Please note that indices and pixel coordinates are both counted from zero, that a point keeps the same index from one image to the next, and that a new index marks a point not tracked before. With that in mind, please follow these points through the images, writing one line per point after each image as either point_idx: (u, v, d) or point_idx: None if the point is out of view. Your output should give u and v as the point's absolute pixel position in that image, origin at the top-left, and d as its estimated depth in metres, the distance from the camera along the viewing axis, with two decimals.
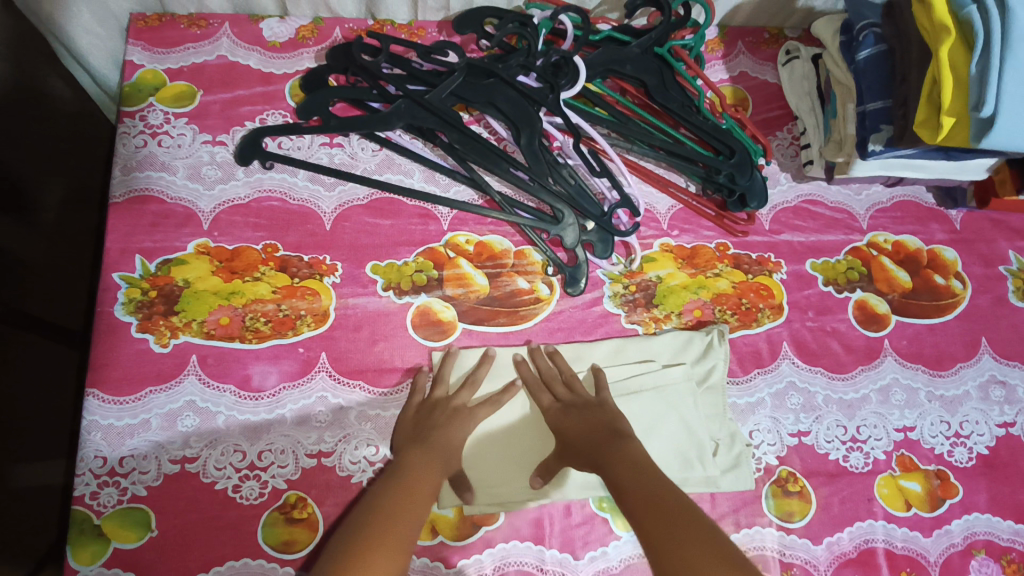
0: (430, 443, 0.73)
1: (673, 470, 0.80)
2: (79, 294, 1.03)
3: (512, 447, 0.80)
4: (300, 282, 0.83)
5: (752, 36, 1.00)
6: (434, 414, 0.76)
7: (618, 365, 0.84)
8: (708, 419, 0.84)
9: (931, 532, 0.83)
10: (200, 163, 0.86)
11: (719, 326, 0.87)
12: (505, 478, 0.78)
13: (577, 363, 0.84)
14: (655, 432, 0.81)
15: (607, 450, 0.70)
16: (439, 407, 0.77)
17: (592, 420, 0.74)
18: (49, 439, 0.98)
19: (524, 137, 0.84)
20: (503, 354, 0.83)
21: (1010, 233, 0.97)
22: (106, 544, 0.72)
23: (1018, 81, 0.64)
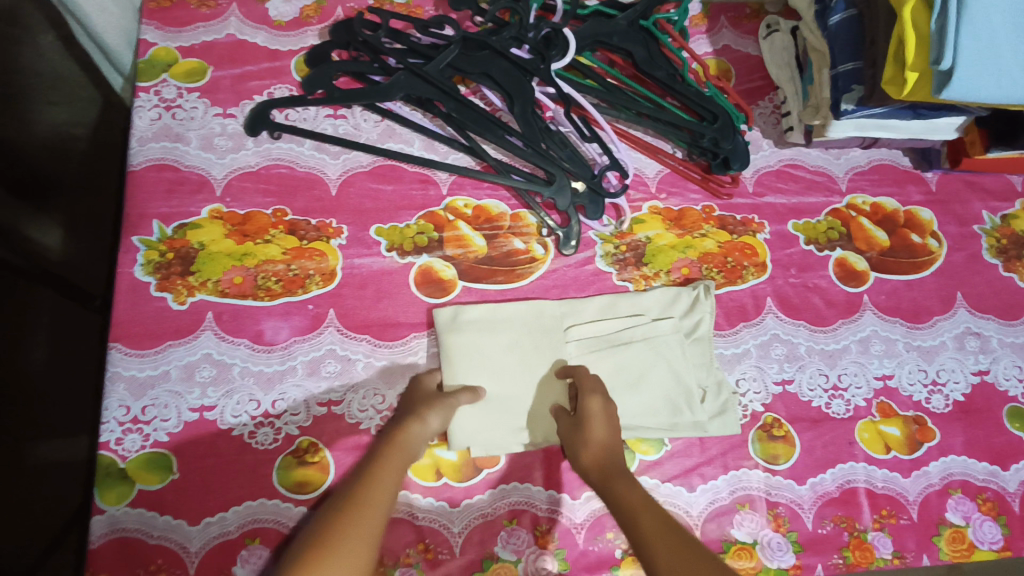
0: (397, 440, 0.71)
1: (662, 415, 0.85)
2: (102, 268, 1.13)
3: (507, 394, 0.84)
4: (308, 244, 0.88)
5: (735, 11, 1.05)
6: (412, 408, 0.77)
7: (610, 319, 0.89)
8: (696, 368, 0.88)
9: (909, 473, 0.88)
10: (212, 134, 0.91)
11: (706, 282, 0.91)
12: (501, 422, 0.83)
13: (567, 318, 0.89)
14: (644, 380, 0.86)
15: (617, 478, 0.69)
16: (417, 402, 0.78)
17: (606, 438, 0.74)
18: (75, 417, 1.06)
19: (517, 106, 0.89)
20: (503, 308, 0.87)
21: (983, 194, 1.02)
22: (131, 486, 0.77)
23: (973, 36, 0.68)
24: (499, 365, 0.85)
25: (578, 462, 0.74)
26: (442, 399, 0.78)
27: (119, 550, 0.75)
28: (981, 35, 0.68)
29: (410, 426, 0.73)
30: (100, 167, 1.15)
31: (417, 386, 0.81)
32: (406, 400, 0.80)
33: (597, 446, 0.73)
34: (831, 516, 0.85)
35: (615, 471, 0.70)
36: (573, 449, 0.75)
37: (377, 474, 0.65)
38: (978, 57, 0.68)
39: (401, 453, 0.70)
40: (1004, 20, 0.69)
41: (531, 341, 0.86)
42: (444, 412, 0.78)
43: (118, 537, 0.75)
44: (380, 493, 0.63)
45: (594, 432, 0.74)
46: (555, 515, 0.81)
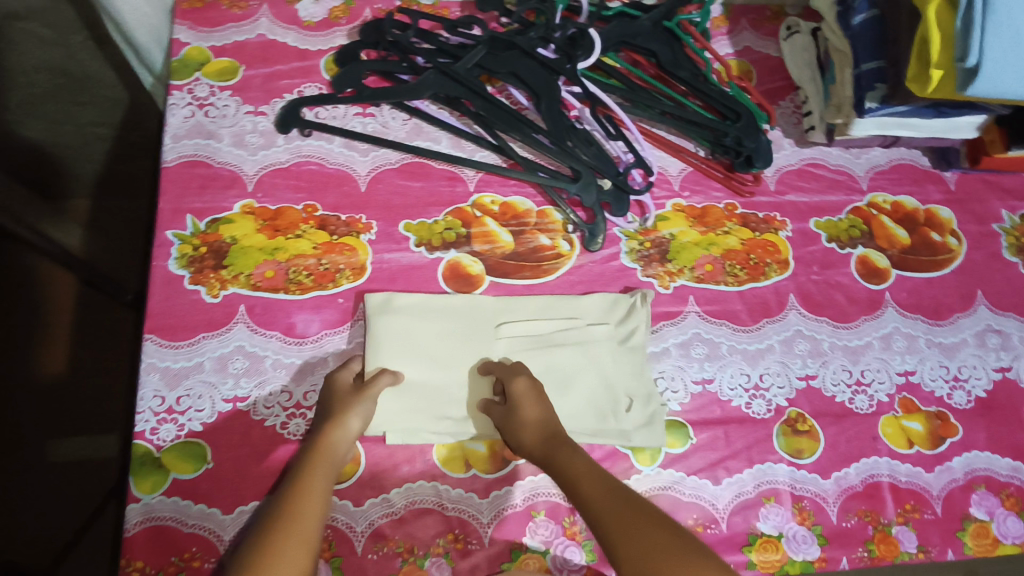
0: (319, 451, 0.72)
1: (586, 420, 0.84)
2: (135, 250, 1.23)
3: (435, 391, 0.84)
4: (338, 239, 0.89)
5: (755, 14, 1.07)
6: (331, 412, 0.77)
7: (543, 320, 0.88)
8: (627, 376, 0.87)
9: (933, 468, 0.88)
10: (244, 131, 0.93)
11: (645, 290, 0.90)
12: (427, 418, 0.82)
13: (502, 316, 0.88)
14: (574, 383, 0.85)
15: (556, 456, 0.73)
16: (336, 404, 0.77)
17: (539, 421, 0.77)
18: (105, 415, 1.15)
19: (544, 103, 0.91)
20: (516, 302, 0.89)
21: (1003, 193, 1.03)
22: (165, 475, 0.78)
23: (999, 34, 0.69)
24: (431, 360, 0.85)
25: (521, 443, 0.76)
26: (359, 397, 0.77)
27: (153, 538, 0.75)
28: (1007, 32, 0.69)
29: (327, 434, 0.74)
30: (128, 168, 1.24)
31: (333, 383, 0.80)
32: (325, 401, 0.79)
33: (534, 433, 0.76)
34: (855, 510, 0.85)
35: (553, 448, 0.74)
36: (513, 435, 0.77)
37: (305, 490, 0.68)
38: (1003, 54, 0.70)
39: (327, 462, 0.72)
40: None
41: (463, 337, 0.86)
42: (362, 412, 0.77)
43: (153, 526, 0.76)
44: (313, 511, 0.66)
45: (530, 413, 0.77)
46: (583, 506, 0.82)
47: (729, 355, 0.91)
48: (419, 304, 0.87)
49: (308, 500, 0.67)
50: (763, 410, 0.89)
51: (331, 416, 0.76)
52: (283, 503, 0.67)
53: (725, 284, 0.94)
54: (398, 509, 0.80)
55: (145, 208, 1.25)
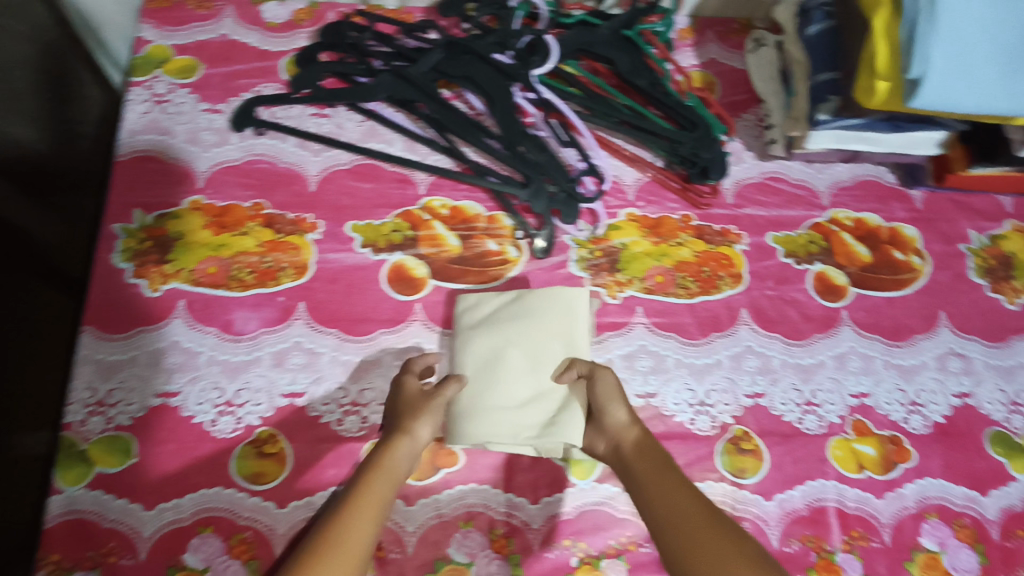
0: (383, 461, 0.68)
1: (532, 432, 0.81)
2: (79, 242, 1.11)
3: (502, 386, 0.80)
4: (283, 237, 0.89)
5: (722, 26, 1.06)
6: (400, 419, 0.74)
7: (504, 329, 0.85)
8: None
9: (883, 495, 0.85)
10: (198, 129, 0.94)
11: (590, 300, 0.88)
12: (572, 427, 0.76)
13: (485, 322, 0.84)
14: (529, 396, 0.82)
15: (642, 469, 0.67)
16: (405, 410, 0.75)
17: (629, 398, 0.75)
18: None
19: (497, 110, 0.89)
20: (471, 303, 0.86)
21: (972, 214, 1.00)
22: (90, 468, 0.79)
23: (944, 44, 0.67)
24: (489, 359, 0.82)
25: (610, 416, 0.73)
26: (428, 406, 0.75)
27: (74, 531, 0.76)
28: (951, 43, 0.67)
29: (397, 440, 0.71)
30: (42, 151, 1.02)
31: (403, 389, 0.78)
32: (394, 405, 0.76)
33: (629, 422, 0.73)
34: (797, 535, 0.82)
35: (642, 460, 0.68)
36: (606, 403, 0.74)
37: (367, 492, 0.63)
38: (948, 67, 0.67)
39: (390, 473, 0.67)
40: (977, 30, 0.68)
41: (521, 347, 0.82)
42: (432, 420, 0.75)
43: (75, 518, 0.77)
44: (373, 512, 0.62)
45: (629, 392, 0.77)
46: (512, 518, 0.81)
47: (675, 369, 0.89)
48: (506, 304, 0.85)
49: (364, 509, 0.62)
50: (707, 426, 0.87)
51: (401, 424, 0.73)
52: (347, 503, 0.62)
53: (675, 296, 0.92)
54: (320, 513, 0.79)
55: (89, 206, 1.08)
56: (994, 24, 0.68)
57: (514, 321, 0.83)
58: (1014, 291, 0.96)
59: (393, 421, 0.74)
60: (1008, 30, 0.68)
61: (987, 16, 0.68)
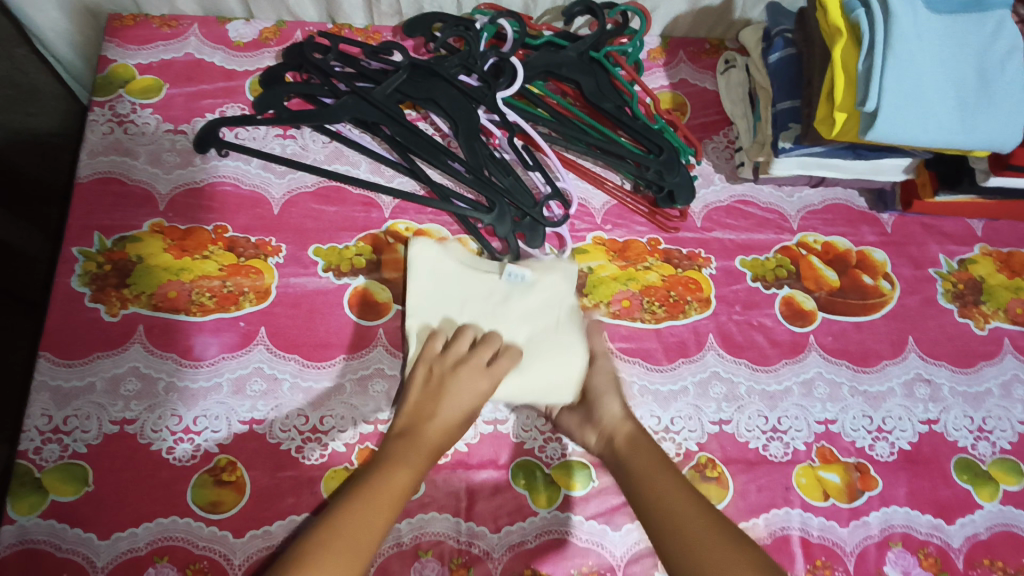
0: (420, 447, 0.73)
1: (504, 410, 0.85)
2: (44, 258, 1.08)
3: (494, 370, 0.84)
4: (245, 261, 0.88)
5: (694, 46, 1.05)
6: (437, 403, 0.76)
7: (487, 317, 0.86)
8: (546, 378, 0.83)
9: (848, 523, 0.84)
10: (161, 150, 0.93)
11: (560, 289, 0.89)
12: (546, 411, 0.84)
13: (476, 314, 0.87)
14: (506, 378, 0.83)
15: (635, 463, 0.72)
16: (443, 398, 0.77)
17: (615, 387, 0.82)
18: None
19: (461, 133, 0.88)
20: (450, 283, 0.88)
21: (941, 237, 1.00)
22: (44, 496, 0.77)
23: (897, 79, 0.68)
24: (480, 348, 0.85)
25: (605, 411, 0.79)
26: (463, 399, 0.77)
27: (24, 562, 0.74)
28: (905, 78, 0.69)
29: (430, 440, 0.74)
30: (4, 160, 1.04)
31: (469, 383, 0.78)
32: (455, 400, 0.77)
33: (620, 418, 0.78)
34: None
35: (637, 459, 0.72)
36: (601, 395, 0.80)
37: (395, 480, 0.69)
38: (900, 99, 0.69)
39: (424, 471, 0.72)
40: (927, 64, 0.70)
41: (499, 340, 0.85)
42: (462, 413, 0.77)
43: (26, 548, 0.75)
44: (395, 496, 0.68)
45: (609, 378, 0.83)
46: (472, 547, 0.80)
47: (640, 396, 0.88)
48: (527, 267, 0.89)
49: (381, 506, 0.66)
50: (671, 453, 0.86)
51: (439, 411, 0.76)
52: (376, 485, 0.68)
53: (641, 321, 0.91)
54: (277, 541, 0.78)
55: (56, 216, 1.10)
56: (945, 58, 0.70)
57: (517, 303, 0.87)
58: (983, 316, 0.96)
59: (441, 414, 0.76)
60: (960, 65, 0.70)
61: (939, 51, 0.70)
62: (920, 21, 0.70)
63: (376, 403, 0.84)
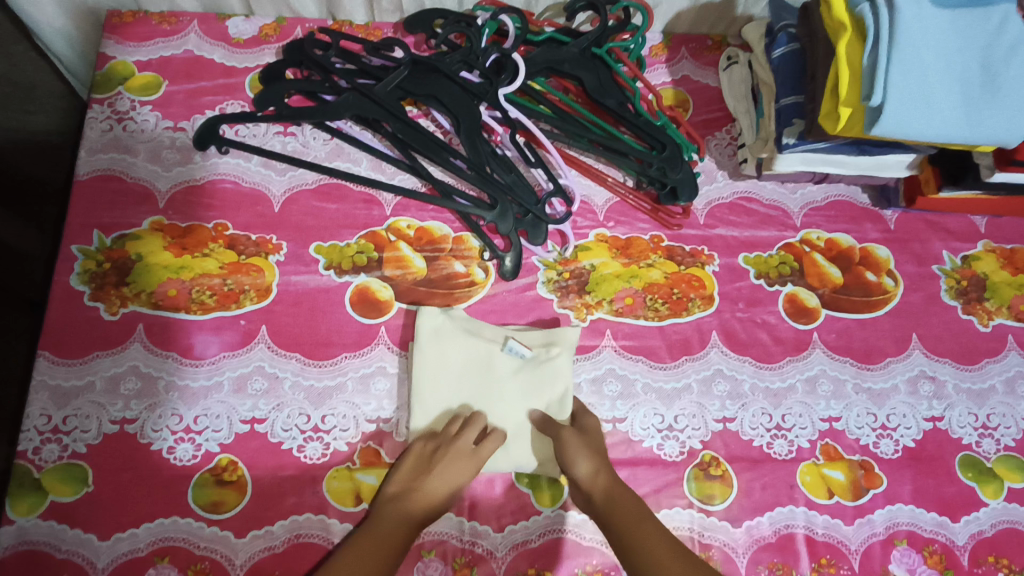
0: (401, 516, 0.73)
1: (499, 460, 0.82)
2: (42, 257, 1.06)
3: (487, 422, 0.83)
4: (246, 259, 0.88)
5: (696, 43, 1.05)
6: (424, 482, 0.76)
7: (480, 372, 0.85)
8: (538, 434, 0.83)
9: (852, 521, 0.84)
10: (161, 147, 0.92)
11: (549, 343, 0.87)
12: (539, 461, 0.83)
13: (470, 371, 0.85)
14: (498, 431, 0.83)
15: (615, 513, 0.72)
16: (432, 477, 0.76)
17: (596, 450, 0.78)
18: None
19: (463, 130, 0.87)
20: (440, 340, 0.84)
21: (944, 234, 0.99)
22: (43, 497, 0.76)
23: (903, 74, 0.68)
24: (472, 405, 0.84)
25: (575, 471, 0.76)
26: (452, 478, 0.76)
27: (24, 563, 0.74)
28: (911, 72, 0.68)
29: (412, 513, 0.74)
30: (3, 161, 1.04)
31: (457, 466, 0.77)
32: (439, 480, 0.76)
33: (591, 474, 0.76)
34: (765, 562, 0.81)
35: (618, 512, 0.72)
36: (571, 456, 0.77)
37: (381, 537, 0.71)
38: (906, 94, 0.68)
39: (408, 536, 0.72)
40: (932, 59, 0.69)
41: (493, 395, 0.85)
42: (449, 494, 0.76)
43: (26, 549, 0.74)
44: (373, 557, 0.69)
45: (594, 442, 0.80)
46: (475, 547, 0.79)
47: (644, 394, 0.88)
48: (529, 343, 0.87)
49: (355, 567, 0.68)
50: (675, 451, 0.85)
51: (426, 489, 0.75)
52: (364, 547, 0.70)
53: (644, 319, 0.91)
54: (279, 541, 0.77)
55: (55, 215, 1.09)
56: (951, 53, 0.70)
57: (512, 359, 0.86)
58: (987, 313, 0.96)
59: (427, 488, 0.75)
60: (965, 60, 0.70)
61: (944, 44, 0.70)
62: (925, 14, 0.70)
63: (377, 402, 0.84)
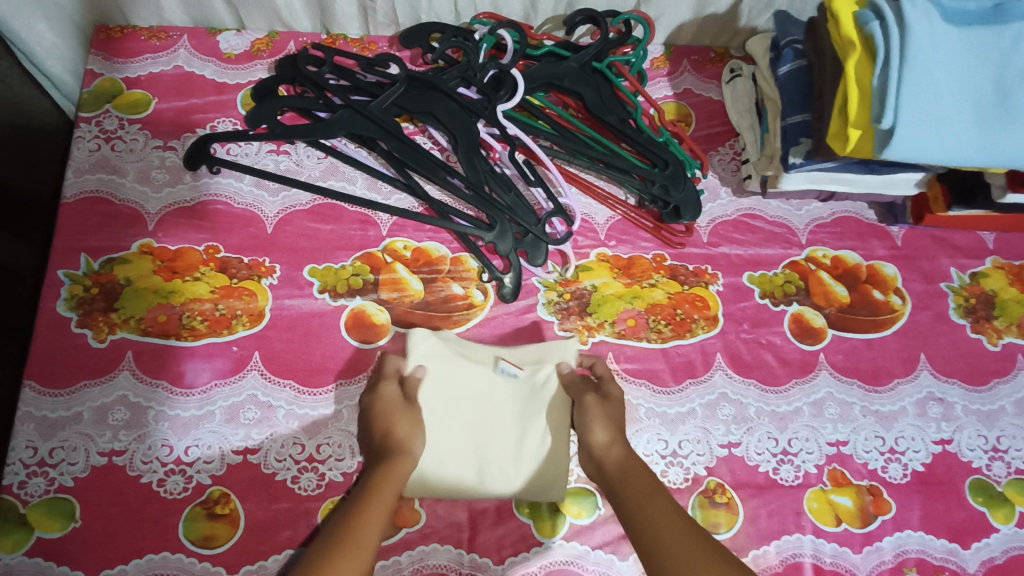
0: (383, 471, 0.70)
1: (500, 487, 0.80)
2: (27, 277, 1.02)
3: (487, 450, 0.81)
4: (238, 283, 0.85)
5: (698, 55, 1.03)
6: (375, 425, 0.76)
7: (476, 398, 0.83)
8: (542, 461, 0.81)
9: (861, 549, 0.82)
10: (150, 167, 0.90)
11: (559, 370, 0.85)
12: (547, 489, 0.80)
13: (468, 398, 0.83)
14: (498, 458, 0.81)
15: (627, 482, 0.71)
16: (378, 418, 0.76)
17: (616, 420, 0.77)
18: None
19: (461, 149, 0.84)
20: (435, 365, 0.82)
21: (952, 251, 0.97)
22: (29, 533, 0.74)
23: (914, 97, 0.66)
24: (472, 433, 0.82)
25: (590, 438, 0.76)
26: (386, 406, 0.77)
27: None
28: (922, 95, 0.66)
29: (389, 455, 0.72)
30: None
31: (384, 402, 0.77)
32: (380, 422, 0.76)
33: (607, 444, 0.75)
34: None
35: (628, 484, 0.71)
36: (589, 423, 0.77)
37: (389, 473, 0.70)
38: (918, 116, 0.66)
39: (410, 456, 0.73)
40: (945, 79, 0.67)
41: (493, 424, 0.82)
42: (402, 418, 0.76)
43: None
44: (373, 508, 0.66)
45: (617, 413, 0.78)
46: None
47: (647, 419, 0.86)
48: (521, 362, 0.85)
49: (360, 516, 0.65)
50: (679, 478, 0.83)
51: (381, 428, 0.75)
52: (366, 490, 0.68)
53: (647, 341, 0.89)
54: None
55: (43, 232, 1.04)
56: (964, 73, 0.68)
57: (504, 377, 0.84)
58: (996, 332, 0.94)
59: (386, 430, 0.75)
60: (979, 80, 0.68)
61: (958, 63, 0.68)
62: (938, 32, 0.68)
63: None
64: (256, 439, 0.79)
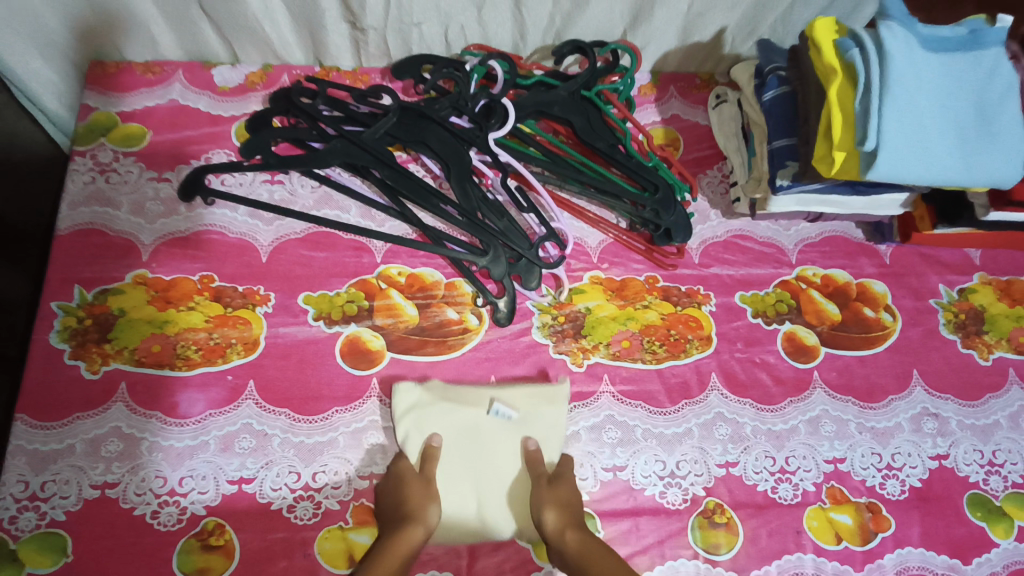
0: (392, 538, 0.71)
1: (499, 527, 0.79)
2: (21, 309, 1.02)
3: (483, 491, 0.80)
4: (233, 311, 0.86)
5: (684, 81, 1.05)
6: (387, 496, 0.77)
7: (472, 440, 0.83)
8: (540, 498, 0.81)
9: (862, 567, 0.82)
10: (144, 199, 0.90)
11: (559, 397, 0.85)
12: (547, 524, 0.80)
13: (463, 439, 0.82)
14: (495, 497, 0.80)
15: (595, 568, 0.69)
16: (390, 489, 0.77)
17: (567, 503, 0.77)
18: None
19: (454, 176, 0.85)
20: (431, 410, 0.82)
21: (940, 268, 0.99)
22: (18, 569, 0.72)
23: (895, 120, 0.68)
24: (468, 475, 0.81)
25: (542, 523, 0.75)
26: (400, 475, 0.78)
27: None
28: (903, 118, 0.69)
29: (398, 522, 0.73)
30: None
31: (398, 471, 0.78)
32: (395, 490, 0.77)
33: (559, 530, 0.74)
34: None
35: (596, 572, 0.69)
36: (541, 510, 0.76)
37: (397, 543, 0.70)
38: (900, 139, 0.68)
39: (421, 521, 0.73)
40: (924, 103, 0.70)
41: (489, 463, 0.82)
42: (414, 488, 0.77)
43: None
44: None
45: (568, 496, 0.78)
46: None
47: (644, 440, 0.85)
48: (516, 402, 0.84)
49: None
50: (677, 499, 0.83)
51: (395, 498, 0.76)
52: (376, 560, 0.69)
53: (642, 362, 0.89)
54: None
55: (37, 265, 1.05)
56: (942, 97, 0.70)
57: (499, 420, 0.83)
58: (986, 346, 0.95)
59: (398, 500, 0.76)
60: (957, 103, 0.70)
61: (935, 89, 0.70)
62: (915, 59, 0.70)
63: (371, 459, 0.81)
64: (251, 467, 0.79)
